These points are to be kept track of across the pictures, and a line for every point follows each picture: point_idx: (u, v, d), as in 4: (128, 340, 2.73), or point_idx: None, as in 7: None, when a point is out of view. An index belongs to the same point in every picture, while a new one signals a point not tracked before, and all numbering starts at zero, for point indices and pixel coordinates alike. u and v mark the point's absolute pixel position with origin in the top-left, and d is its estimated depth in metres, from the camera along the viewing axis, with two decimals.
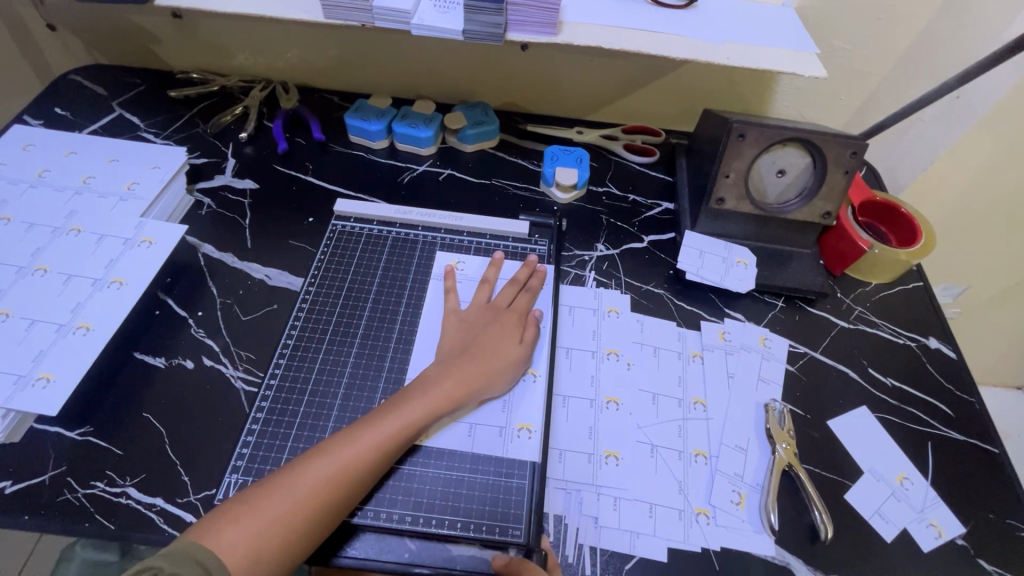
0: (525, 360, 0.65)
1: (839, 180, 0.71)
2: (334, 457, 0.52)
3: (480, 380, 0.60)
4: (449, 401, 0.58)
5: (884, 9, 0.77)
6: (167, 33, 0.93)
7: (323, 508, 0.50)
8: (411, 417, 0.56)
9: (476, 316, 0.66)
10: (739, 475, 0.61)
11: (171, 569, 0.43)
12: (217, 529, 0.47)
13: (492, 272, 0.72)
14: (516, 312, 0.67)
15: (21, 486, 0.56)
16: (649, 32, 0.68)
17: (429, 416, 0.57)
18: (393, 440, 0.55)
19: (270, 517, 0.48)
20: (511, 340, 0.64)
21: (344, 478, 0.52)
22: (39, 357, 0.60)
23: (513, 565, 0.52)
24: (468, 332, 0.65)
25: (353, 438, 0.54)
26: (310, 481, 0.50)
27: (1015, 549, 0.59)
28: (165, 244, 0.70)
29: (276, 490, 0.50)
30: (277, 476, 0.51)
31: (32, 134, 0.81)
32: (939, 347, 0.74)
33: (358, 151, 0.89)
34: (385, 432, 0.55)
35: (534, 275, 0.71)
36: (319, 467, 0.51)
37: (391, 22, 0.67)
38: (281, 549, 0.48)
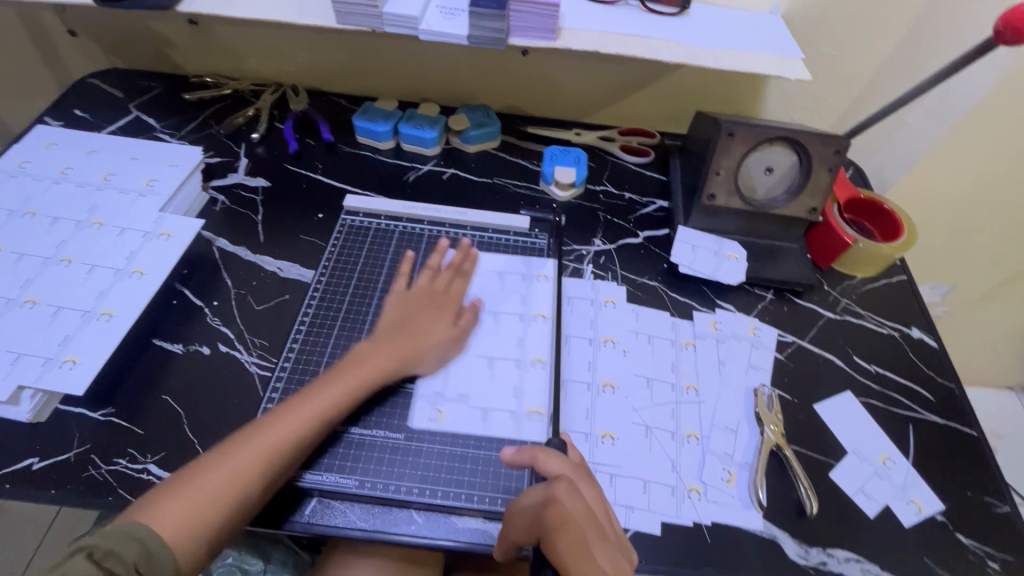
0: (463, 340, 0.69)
1: (824, 177, 0.74)
2: (267, 431, 0.55)
3: (410, 355, 0.64)
4: (377, 377, 0.62)
5: (866, 16, 0.81)
6: (183, 39, 0.97)
7: (256, 477, 0.53)
8: (341, 391, 0.60)
9: (413, 297, 0.70)
10: (729, 455, 0.64)
11: (109, 546, 0.46)
12: (155, 505, 0.49)
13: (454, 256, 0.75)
14: (444, 293, 0.71)
15: (47, 463, 0.59)
16: (642, 37, 0.72)
17: (356, 391, 0.60)
18: (322, 413, 0.58)
19: (205, 490, 0.51)
20: (445, 321, 0.68)
21: (276, 449, 0.54)
22: (65, 341, 0.63)
23: (528, 452, 0.54)
24: (404, 312, 0.68)
25: (281, 412, 0.57)
26: (244, 454, 0.53)
27: (991, 524, 0.62)
28: (182, 236, 0.73)
29: (210, 465, 0.52)
30: (215, 453, 0.54)
31: (54, 133, 0.85)
32: (921, 336, 0.77)
33: (365, 151, 0.93)
34: (315, 405, 0.58)
35: (467, 258, 0.75)
36: (252, 444, 0.54)
37: (399, 27, 0.71)
38: (216, 521, 0.50)
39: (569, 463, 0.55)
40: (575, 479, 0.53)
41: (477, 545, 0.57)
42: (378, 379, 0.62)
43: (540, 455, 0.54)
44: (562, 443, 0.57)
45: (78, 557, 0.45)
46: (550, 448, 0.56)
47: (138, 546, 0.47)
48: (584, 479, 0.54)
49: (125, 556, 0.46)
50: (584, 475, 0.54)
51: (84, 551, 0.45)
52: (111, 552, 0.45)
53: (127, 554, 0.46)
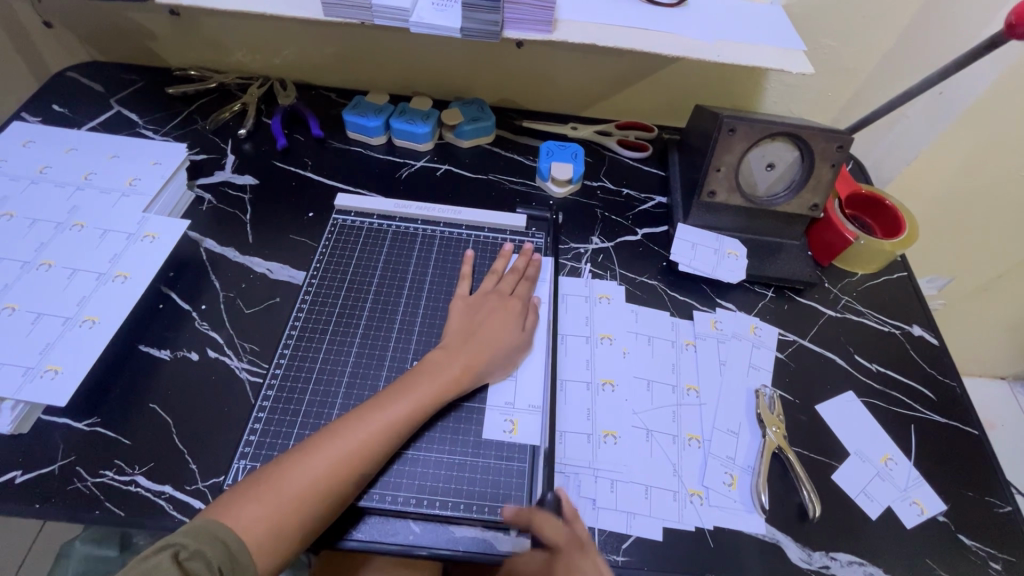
0: (526, 346, 0.67)
1: (826, 173, 0.73)
2: (348, 433, 0.54)
3: (482, 360, 0.63)
4: (458, 385, 0.60)
5: (868, 8, 0.79)
6: (164, 30, 0.93)
7: (337, 481, 0.52)
8: (420, 395, 0.58)
9: (481, 300, 0.68)
10: (731, 458, 0.63)
11: (196, 546, 0.45)
12: (235, 508, 0.49)
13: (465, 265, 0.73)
14: (511, 296, 0.69)
15: (30, 476, 0.57)
16: (641, 30, 0.70)
17: (439, 398, 0.59)
18: (402, 420, 0.56)
19: (287, 491, 0.50)
20: (512, 326, 0.66)
21: (356, 454, 0.53)
22: (47, 349, 0.61)
23: (525, 510, 0.54)
24: (473, 317, 0.66)
25: (366, 416, 0.56)
26: (328, 458, 0.52)
27: (992, 524, 0.62)
28: (168, 238, 0.71)
29: (292, 468, 0.51)
30: (292, 455, 0.53)
31: (30, 131, 0.81)
32: (922, 334, 0.76)
33: (356, 147, 0.91)
34: (399, 411, 0.57)
35: (532, 264, 0.74)
36: (335, 448, 0.53)
37: (390, 19, 0.68)
38: (295, 527, 0.50)
39: (569, 531, 0.53)
40: (570, 553, 0.51)
41: (475, 555, 0.55)
42: (461, 385, 0.61)
43: (538, 518, 0.53)
44: (557, 501, 0.56)
45: (166, 555, 0.44)
46: (548, 509, 0.54)
47: (225, 549, 0.46)
48: (581, 552, 0.51)
49: (209, 556, 0.45)
50: (581, 545, 0.52)
51: (171, 551, 0.44)
52: (198, 553, 0.45)
53: (210, 556, 0.45)
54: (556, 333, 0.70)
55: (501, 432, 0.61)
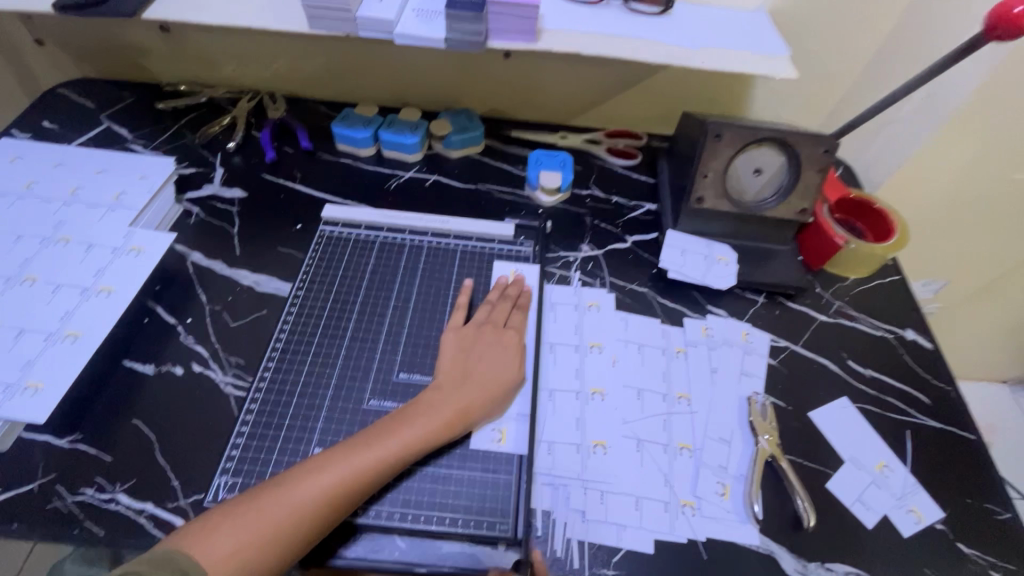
0: (518, 383, 0.64)
1: (813, 177, 0.73)
2: (329, 469, 0.52)
3: (476, 403, 0.60)
4: (453, 426, 0.58)
5: (852, 13, 0.80)
6: (154, 46, 0.94)
7: (313, 518, 0.50)
8: (415, 432, 0.56)
9: (477, 333, 0.66)
10: (723, 467, 0.62)
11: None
12: (206, 536, 0.48)
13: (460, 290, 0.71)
14: (507, 330, 0.66)
15: (8, 495, 0.56)
16: (625, 38, 0.70)
17: (432, 436, 0.57)
18: (391, 459, 0.54)
19: (259, 524, 0.49)
20: (507, 362, 0.63)
21: (337, 493, 0.51)
22: (28, 365, 0.60)
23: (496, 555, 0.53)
24: (467, 351, 0.64)
25: (357, 451, 0.54)
26: (306, 494, 0.51)
27: (991, 532, 0.60)
28: (153, 252, 0.71)
29: (270, 499, 0.50)
30: (274, 484, 0.52)
31: (18, 147, 0.81)
32: (916, 338, 0.76)
33: (345, 158, 0.91)
34: (389, 449, 0.55)
35: (524, 293, 0.71)
36: (317, 482, 0.51)
37: (374, 31, 0.68)
38: (261, 562, 0.48)
39: None
40: None
41: (462, 570, 0.54)
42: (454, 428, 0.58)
43: None
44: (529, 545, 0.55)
45: None
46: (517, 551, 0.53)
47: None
48: None
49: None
50: None
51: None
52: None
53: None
54: (543, 342, 0.70)
55: (487, 442, 0.60)
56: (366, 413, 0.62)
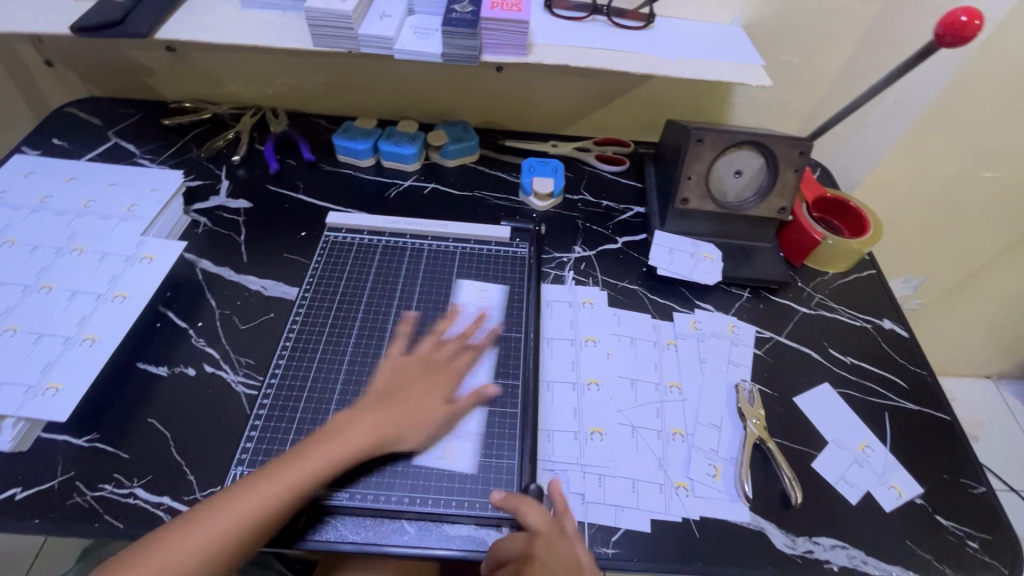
0: (456, 413, 0.64)
1: (790, 177, 0.77)
2: (279, 478, 0.55)
3: (398, 427, 0.60)
4: (372, 444, 0.59)
5: (821, 26, 0.85)
6: (160, 65, 0.98)
7: (223, 545, 0.52)
8: (337, 448, 0.57)
9: (413, 364, 0.66)
10: (714, 451, 0.65)
11: None
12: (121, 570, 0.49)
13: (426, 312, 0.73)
14: (446, 365, 0.67)
15: (30, 492, 0.58)
16: (610, 51, 0.75)
17: (353, 452, 0.58)
18: (321, 471, 0.56)
19: (187, 548, 0.51)
20: (439, 396, 0.64)
21: (242, 521, 0.52)
22: (48, 367, 0.62)
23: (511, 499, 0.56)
24: (400, 379, 0.65)
25: (285, 470, 0.55)
26: (221, 520, 0.52)
27: (968, 505, 0.64)
28: (165, 260, 0.74)
29: (201, 525, 0.52)
30: (182, 518, 0.53)
31: (31, 163, 0.85)
32: (893, 327, 0.80)
33: (346, 169, 0.95)
34: (320, 463, 0.56)
35: (476, 327, 0.71)
36: (235, 506, 0.53)
37: (375, 48, 0.73)
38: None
39: (551, 517, 0.56)
40: (550, 536, 0.55)
41: (468, 551, 0.57)
42: (371, 445, 0.59)
43: (523, 505, 0.56)
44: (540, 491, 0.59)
45: None
46: (531, 496, 0.58)
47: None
48: (562, 537, 0.55)
49: None
50: (563, 531, 0.56)
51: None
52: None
53: None
54: (540, 337, 0.73)
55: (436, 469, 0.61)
56: None
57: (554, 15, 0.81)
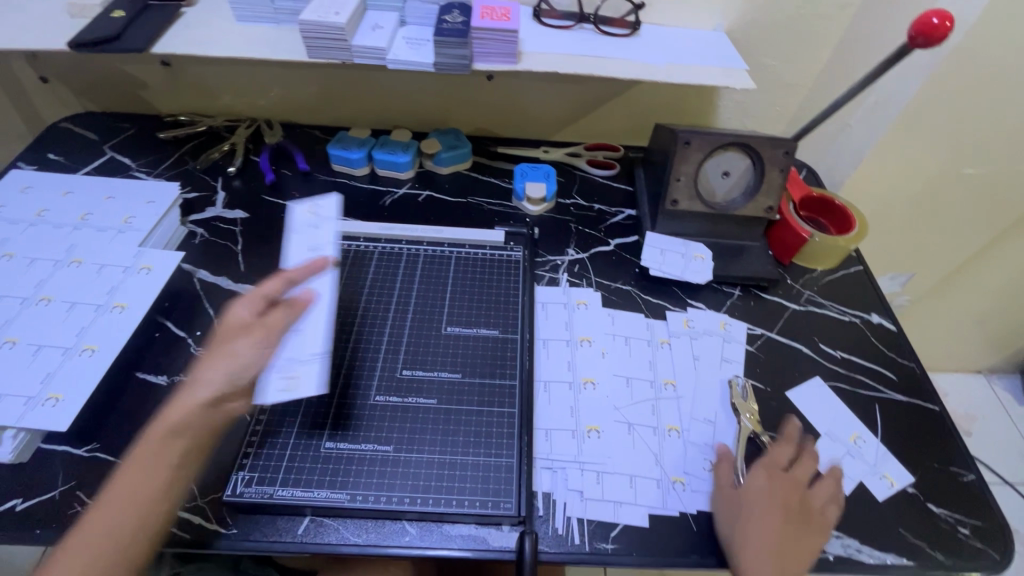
0: (265, 343, 0.57)
1: (776, 177, 0.79)
2: (134, 460, 0.52)
3: (204, 382, 0.55)
4: (216, 403, 0.55)
5: (801, 31, 0.88)
6: (156, 80, 0.99)
7: (124, 522, 0.49)
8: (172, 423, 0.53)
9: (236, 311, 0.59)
10: (709, 446, 0.67)
11: None
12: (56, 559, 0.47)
13: (303, 272, 0.61)
14: (287, 313, 0.59)
15: (31, 503, 0.58)
16: (598, 58, 0.77)
17: (209, 416, 0.54)
18: (174, 452, 0.53)
19: (109, 516, 0.49)
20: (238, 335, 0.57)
21: (119, 484, 0.51)
22: (48, 378, 0.63)
23: None
24: (240, 323, 0.58)
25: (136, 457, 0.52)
26: (128, 494, 0.50)
27: (958, 492, 0.65)
28: (163, 270, 0.74)
29: (108, 492, 0.50)
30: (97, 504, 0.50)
31: (28, 178, 0.85)
32: (881, 321, 0.82)
33: (340, 178, 0.96)
34: (158, 443, 0.53)
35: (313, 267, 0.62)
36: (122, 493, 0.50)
37: (369, 57, 0.74)
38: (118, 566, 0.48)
39: None
40: None
41: (470, 550, 0.57)
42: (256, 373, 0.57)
43: None
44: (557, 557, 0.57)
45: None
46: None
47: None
48: None
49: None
50: None
51: None
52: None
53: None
54: (536, 338, 0.74)
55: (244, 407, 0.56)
56: (373, 408, 0.65)
57: (543, 24, 0.83)
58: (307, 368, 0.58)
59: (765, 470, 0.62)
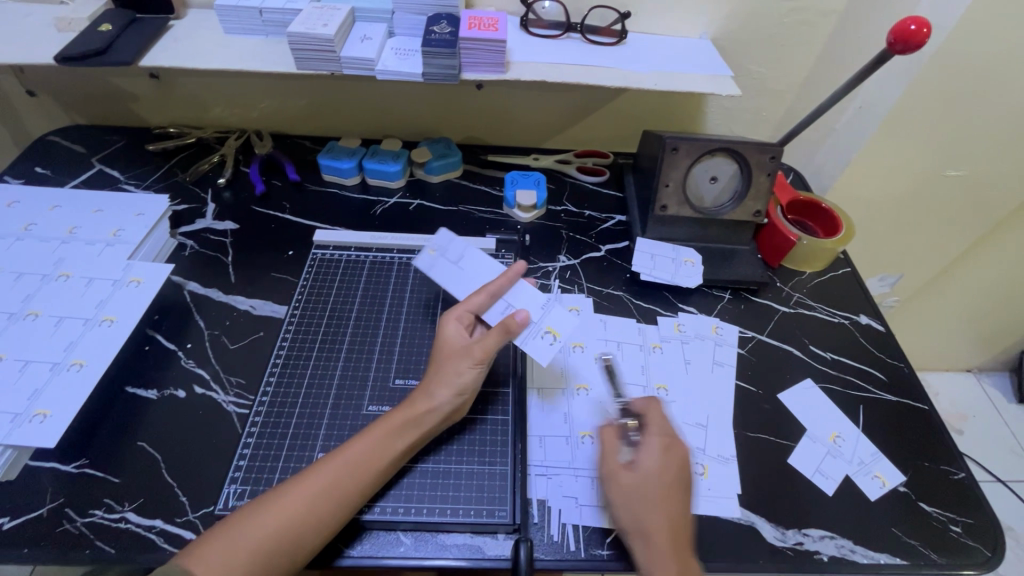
0: (467, 368, 0.62)
1: (763, 181, 0.80)
2: (347, 454, 0.56)
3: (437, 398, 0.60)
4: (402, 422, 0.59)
5: (785, 38, 0.90)
6: (144, 93, 0.99)
7: (331, 511, 0.53)
8: (379, 436, 0.58)
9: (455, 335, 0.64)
10: (702, 449, 0.67)
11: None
12: (204, 551, 0.49)
13: (504, 283, 0.66)
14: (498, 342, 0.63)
15: (18, 521, 0.58)
16: (585, 67, 0.78)
17: (390, 433, 0.58)
18: (363, 460, 0.56)
19: (283, 512, 0.52)
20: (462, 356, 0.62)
21: (373, 472, 0.56)
22: (35, 394, 0.62)
23: None
24: (447, 346, 0.63)
25: (325, 461, 0.56)
26: (304, 488, 0.53)
27: (948, 490, 0.66)
28: (152, 283, 0.74)
29: (294, 483, 0.54)
30: (260, 500, 0.53)
31: (15, 192, 0.85)
32: (869, 322, 0.83)
33: (331, 188, 0.96)
34: (357, 450, 0.56)
35: (506, 280, 0.66)
36: (292, 496, 0.53)
37: (357, 69, 0.75)
38: (267, 565, 0.50)
39: None
40: None
41: (466, 560, 0.57)
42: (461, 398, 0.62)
43: None
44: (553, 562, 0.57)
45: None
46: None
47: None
48: None
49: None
50: None
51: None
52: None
53: None
54: None
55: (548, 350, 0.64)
56: (367, 418, 0.66)
57: (531, 33, 0.84)
58: (550, 316, 0.66)
59: (667, 455, 0.58)
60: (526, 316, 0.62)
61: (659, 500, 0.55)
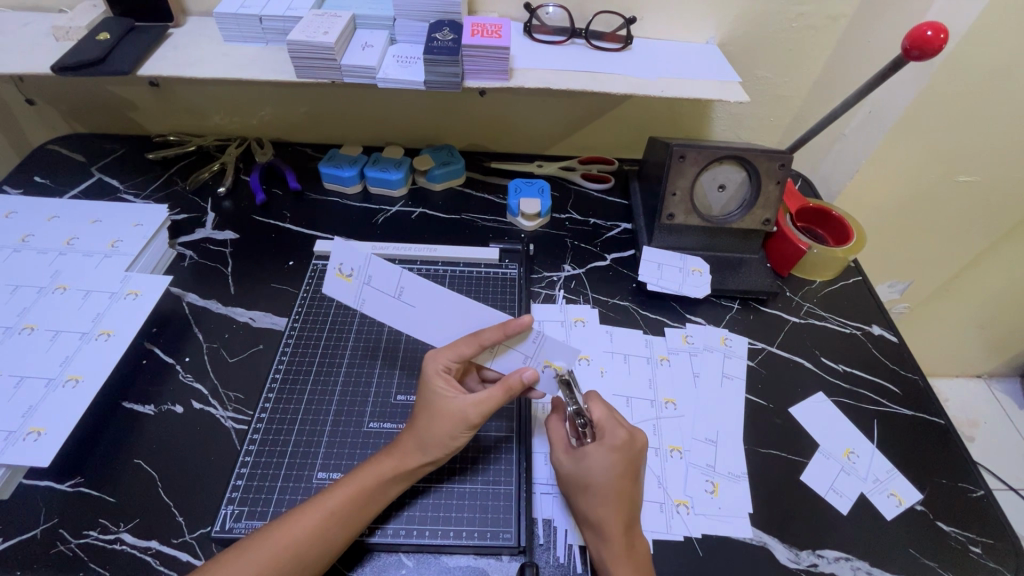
0: (454, 430, 0.56)
1: (773, 190, 0.79)
2: (331, 499, 0.53)
3: (424, 456, 0.56)
4: (389, 470, 0.56)
5: (793, 42, 0.88)
6: (144, 101, 0.98)
7: (314, 558, 0.51)
8: (365, 480, 0.55)
9: (438, 391, 0.58)
10: (711, 466, 0.65)
11: None
12: None
13: (497, 338, 0.58)
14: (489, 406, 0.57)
15: (10, 542, 0.56)
16: (590, 73, 0.76)
17: (377, 477, 0.55)
18: (346, 508, 0.53)
19: (264, 558, 0.50)
20: (447, 417, 0.56)
21: (360, 518, 0.54)
22: (29, 412, 0.61)
23: None
24: (432, 405, 0.57)
25: (309, 505, 0.53)
26: (287, 532, 0.51)
27: (967, 509, 0.63)
28: (150, 295, 0.73)
29: (278, 526, 0.52)
30: (242, 543, 0.51)
31: (14, 202, 0.84)
32: (882, 333, 0.81)
33: (333, 197, 0.95)
34: (342, 495, 0.54)
35: (503, 334, 0.59)
36: (274, 541, 0.51)
37: (359, 77, 0.74)
38: None
39: None
40: None
41: None
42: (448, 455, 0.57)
43: None
44: None
45: None
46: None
47: None
48: None
49: None
50: None
51: None
52: None
53: None
54: None
55: (555, 382, 0.62)
56: (368, 437, 0.64)
57: (535, 40, 0.82)
58: (546, 349, 0.61)
59: (615, 455, 0.56)
60: (534, 374, 0.59)
61: (618, 496, 0.55)
